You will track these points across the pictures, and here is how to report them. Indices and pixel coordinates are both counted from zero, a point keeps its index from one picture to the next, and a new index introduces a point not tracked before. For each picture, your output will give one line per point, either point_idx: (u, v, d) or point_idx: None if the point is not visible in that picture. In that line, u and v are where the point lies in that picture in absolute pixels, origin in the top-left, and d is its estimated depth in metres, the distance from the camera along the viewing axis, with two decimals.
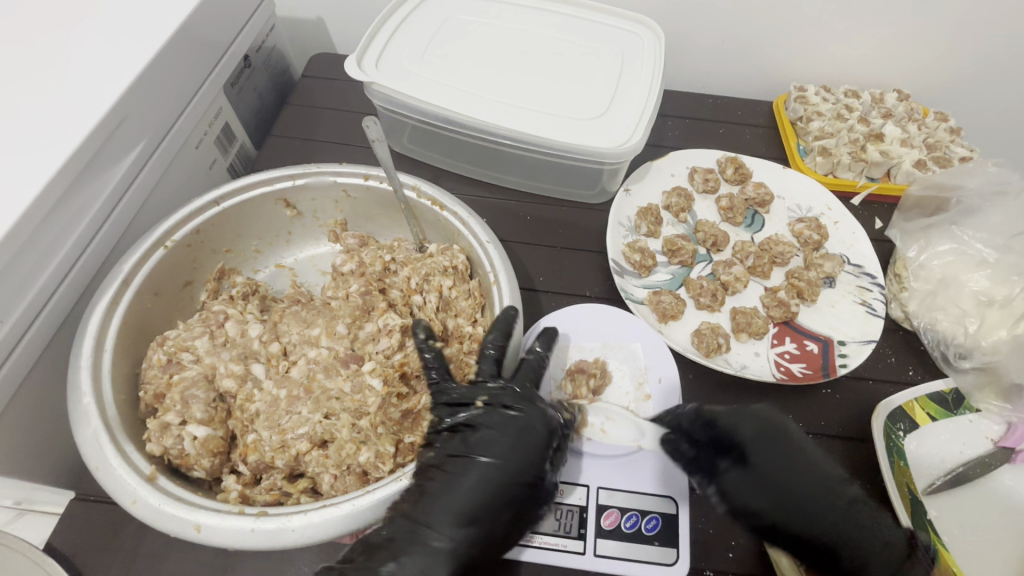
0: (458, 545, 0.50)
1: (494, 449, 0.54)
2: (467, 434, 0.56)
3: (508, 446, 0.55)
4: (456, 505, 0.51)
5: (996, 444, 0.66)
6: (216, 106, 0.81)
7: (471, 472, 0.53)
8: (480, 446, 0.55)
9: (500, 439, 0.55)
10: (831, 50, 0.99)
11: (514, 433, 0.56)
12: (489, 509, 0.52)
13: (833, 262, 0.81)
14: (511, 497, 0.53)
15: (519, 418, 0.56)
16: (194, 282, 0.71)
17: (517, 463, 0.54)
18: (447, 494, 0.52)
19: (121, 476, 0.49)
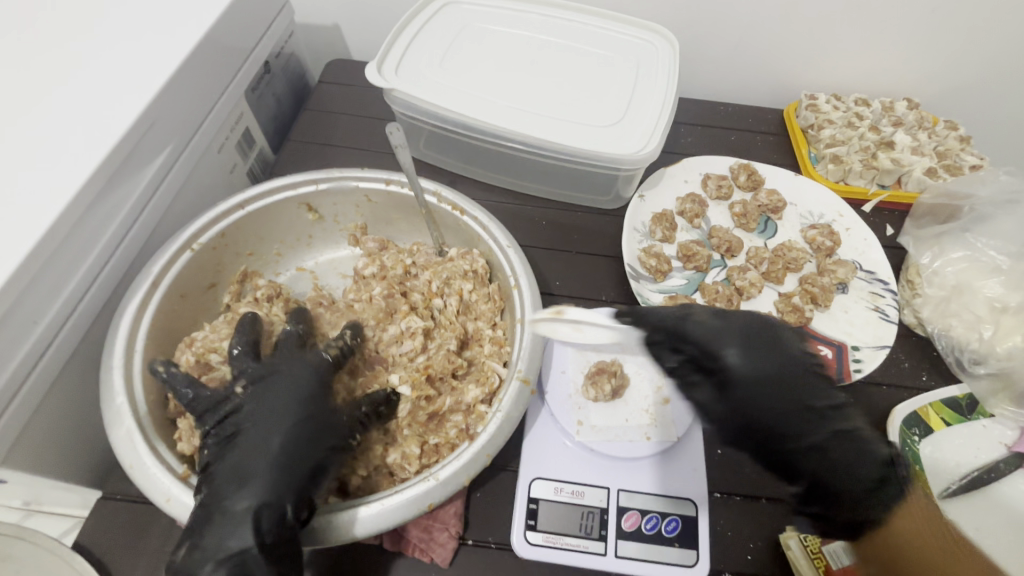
0: (272, 494, 0.48)
1: (264, 406, 0.53)
2: (238, 409, 0.54)
3: (272, 403, 0.53)
4: (243, 473, 0.49)
5: (1010, 449, 0.66)
6: (238, 112, 0.83)
7: (249, 437, 0.51)
8: (247, 414, 0.53)
9: (270, 398, 0.54)
10: (843, 59, 1.00)
11: (266, 399, 0.54)
12: (287, 459, 0.50)
13: (846, 267, 0.82)
14: (303, 445, 0.51)
15: (295, 382, 0.55)
16: (218, 284, 0.72)
17: (294, 411, 0.53)
18: (235, 463, 0.50)
19: (154, 474, 0.49)
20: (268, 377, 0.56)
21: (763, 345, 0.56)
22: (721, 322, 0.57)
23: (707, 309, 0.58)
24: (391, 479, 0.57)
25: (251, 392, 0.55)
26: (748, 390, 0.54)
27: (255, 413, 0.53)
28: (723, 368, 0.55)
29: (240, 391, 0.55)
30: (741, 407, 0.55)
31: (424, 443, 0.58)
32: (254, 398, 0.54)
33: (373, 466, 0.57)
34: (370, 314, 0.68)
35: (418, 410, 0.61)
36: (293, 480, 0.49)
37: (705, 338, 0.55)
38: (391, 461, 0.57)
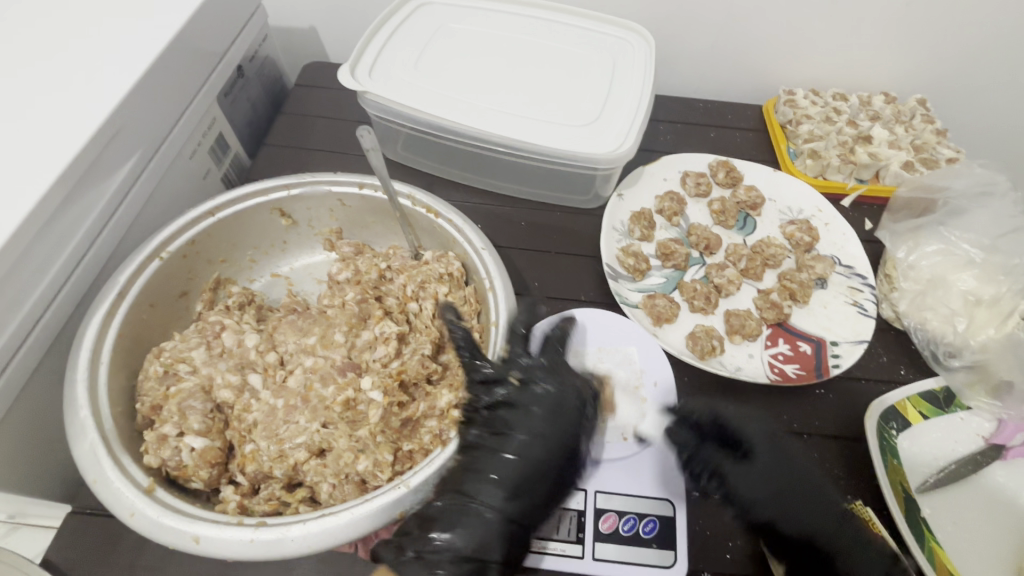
0: (517, 514, 0.52)
1: (521, 424, 0.57)
2: (507, 414, 0.57)
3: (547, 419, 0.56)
4: (499, 476, 0.53)
5: (987, 440, 0.67)
6: (210, 117, 0.81)
7: (512, 449, 0.55)
8: (518, 419, 0.57)
9: (537, 415, 0.57)
10: (818, 54, 1.00)
11: (549, 410, 0.57)
12: (536, 478, 0.54)
13: (824, 263, 0.82)
14: (561, 468, 0.55)
15: (571, 403, 0.58)
16: (190, 292, 0.71)
17: (560, 440, 0.56)
18: (493, 465, 0.54)
19: (118, 488, 0.49)
20: (542, 393, 0.58)
21: (773, 432, 0.63)
22: (750, 413, 0.65)
23: (747, 398, 0.66)
24: (362, 486, 0.54)
25: (525, 399, 0.58)
26: (763, 467, 0.60)
27: (522, 428, 0.56)
28: (745, 449, 0.62)
29: (513, 390, 0.59)
30: (758, 495, 0.59)
31: (396, 450, 0.57)
32: (526, 407, 0.57)
33: (344, 473, 0.54)
34: (343, 319, 0.64)
35: (390, 416, 0.58)
36: (537, 503, 0.54)
37: (739, 420, 0.63)
38: (362, 469, 0.54)
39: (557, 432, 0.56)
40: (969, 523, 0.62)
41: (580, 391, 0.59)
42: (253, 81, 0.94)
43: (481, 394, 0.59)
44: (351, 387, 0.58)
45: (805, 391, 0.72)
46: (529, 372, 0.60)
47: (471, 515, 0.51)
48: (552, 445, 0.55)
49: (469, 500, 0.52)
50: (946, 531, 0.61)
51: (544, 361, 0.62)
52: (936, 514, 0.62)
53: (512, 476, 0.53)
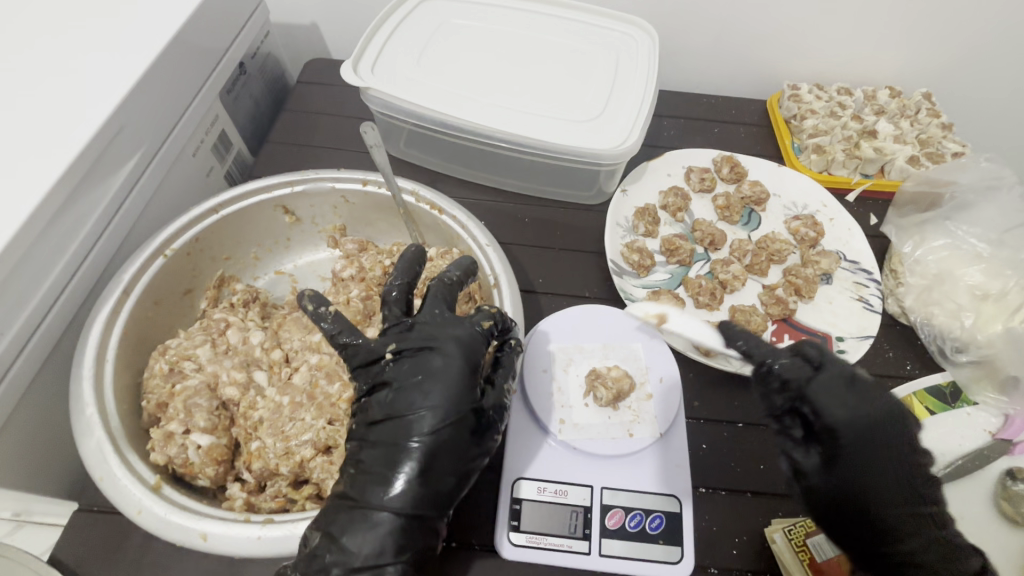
0: (420, 502, 0.48)
1: (421, 396, 0.50)
2: (382, 394, 0.52)
3: (414, 395, 0.50)
4: (396, 466, 0.48)
5: (996, 436, 0.65)
6: (212, 114, 0.81)
7: (404, 432, 0.49)
8: (402, 398, 0.51)
9: (427, 387, 0.50)
10: (823, 49, 1.00)
11: (417, 383, 0.51)
12: (437, 459, 0.49)
13: (830, 258, 0.81)
14: (447, 443, 0.49)
15: (449, 364, 0.51)
16: (194, 290, 0.71)
17: (452, 408, 0.50)
18: (386, 455, 0.49)
19: (125, 485, 0.49)
20: (421, 363, 0.52)
21: (876, 418, 0.53)
22: (847, 393, 0.53)
23: (840, 377, 0.54)
24: None
25: (399, 375, 0.52)
26: (852, 464, 0.52)
27: (411, 405, 0.50)
28: (837, 442, 0.53)
29: (393, 367, 0.52)
30: (855, 484, 0.52)
31: None
32: (411, 382, 0.51)
33: None
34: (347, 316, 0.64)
35: None
36: (437, 486, 0.48)
37: (834, 413, 0.52)
38: None
39: (446, 403, 0.50)
40: (976, 520, 0.61)
41: (471, 347, 0.53)
42: (256, 78, 0.94)
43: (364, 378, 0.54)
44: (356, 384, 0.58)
45: None
46: (402, 341, 0.53)
47: (363, 519, 0.47)
48: (444, 416, 0.49)
49: (360, 500, 0.48)
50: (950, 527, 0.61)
51: (422, 326, 0.54)
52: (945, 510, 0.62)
53: (407, 463, 0.48)
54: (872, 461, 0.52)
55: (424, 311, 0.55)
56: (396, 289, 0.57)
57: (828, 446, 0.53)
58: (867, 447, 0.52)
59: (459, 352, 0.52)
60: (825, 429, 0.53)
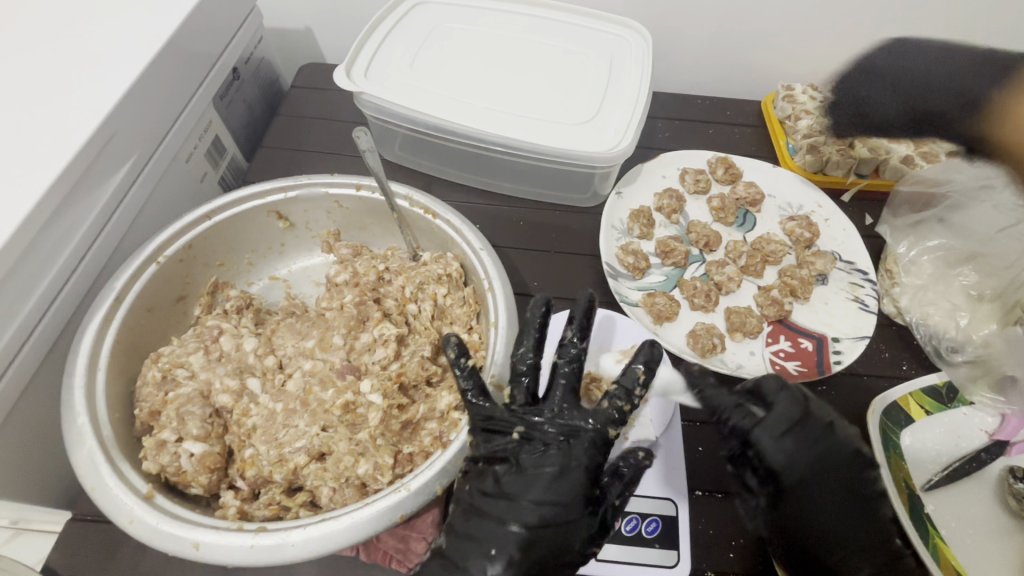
0: None
1: (532, 489, 0.52)
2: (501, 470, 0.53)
3: (545, 483, 0.52)
4: (496, 550, 0.49)
5: (991, 436, 0.67)
6: (206, 120, 0.81)
7: (511, 515, 0.51)
8: (514, 478, 0.53)
9: (540, 481, 0.52)
10: (817, 49, 1.00)
11: (547, 475, 0.52)
12: (534, 550, 0.50)
13: (825, 259, 0.81)
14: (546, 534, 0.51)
15: (572, 465, 0.53)
16: (187, 296, 0.71)
17: (561, 499, 0.52)
18: (484, 534, 0.50)
19: (117, 495, 0.48)
20: (544, 456, 0.53)
21: (816, 458, 0.53)
22: (789, 436, 0.53)
23: (787, 419, 0.53)
24: (363, 490, 0.54)
25: (526, 457, 0.53)
26: (799, 503, 0.53)
27: (526, 492, 0.52)
28: (780, 483, 0.53)
29: (556, 448, 0.53)
30: (801, 526, 0.53)
31: (396, 453, 0.56)
32: (538, 469, 0.53)
33: (344, 476, 0.53)
34: (341, 322, 0.63)
35: (390, 418, 0.58)
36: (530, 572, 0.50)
37: (773, 460, 0.53)
38: (363, 473, 0.53)
39: (557, 496, 0.52)
40: (973, 519, 0.62)
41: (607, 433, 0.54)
42: (250, 84, 0.94)
43: (480, 442, 0.54)
44: (350, 390, 0.58)
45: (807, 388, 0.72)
46: (527, 424, 0.54)
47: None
48: (557, 511, 0.51)
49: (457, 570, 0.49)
50: (949, 528, 0.61)
51: (553, 415, 0.55)
52: (941, 511, 0.62)
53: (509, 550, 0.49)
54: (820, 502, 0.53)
55: (551, 399, 0.57)
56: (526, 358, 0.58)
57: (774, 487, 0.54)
58: (810, 485, 0.53)
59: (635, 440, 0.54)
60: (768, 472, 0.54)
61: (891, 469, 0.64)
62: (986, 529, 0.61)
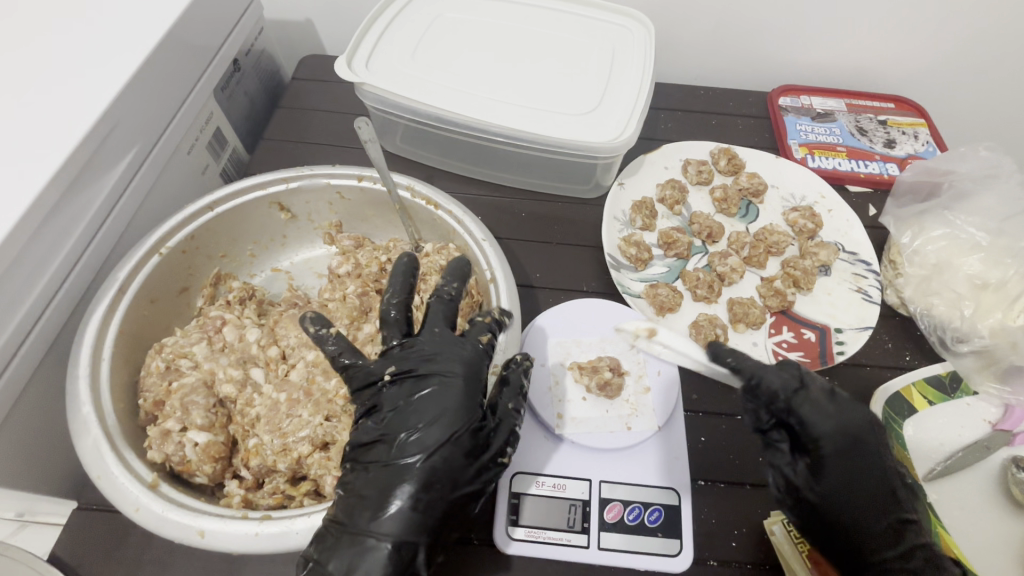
0: (412, 527, 0.47)
1: (419, 416, 0.50)
2: (403, 406, 0.52)
3: (425, 409, 0.51)
4: (396, 480, 0.48)
5: (995, 427, 0.67)
6: (207, 111, 0.81)
7: (397, 446, 0.50)
8: (403, 418, 0.51)
9: (427, 401, 0.51)
10: (822, 40, 0.99)
11: (433, 402, 0.51)
12: (431, 483, 0.48)
13: (828, 250, 0.81)
14: (448, 464, 0.49)
15: (450, 391, 0.52)
16: (191, 288, 0.71)
17: (441, 426, 0.50)
18: (381, 479, 0.48)
19: (122, 483, 0.48)
20: (419, 385, 0.52)
21: (855, 428, 0.55)
22: (828, 410, 0.55)
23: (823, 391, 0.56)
24: None
25: (408, 392, 0.52)
26: (832, 472, 0.54)
27: (411, 423, 0.50)
28: (821, 451, 0.55)
29: (426, 379, 0.52)
30: (833, 493, 0.54)
31: None
32: (402, 404, 0.52)
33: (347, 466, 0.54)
34: (343, 313, 0.65)
35: None
36: (432, 509, 0.47)
37: (817, 423, 0.54)
38: None
39: (444, 424, 0.50)
40: (977, 509, 0.62)
41: (472, 367, 0.54)
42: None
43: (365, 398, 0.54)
44: None
45: None
46: (408, 361, 0.54)
47: (357, 538, 0.46)
48: (448, 433, 0.50)
49: (348, 524, 0.47)
50: (951, 516, 0.62)
51: (419, 350, 0.54)
52: (944, 500, 0.63)
53: (412, 484, 0.48)
54: (852, 470, 0.54)
55: (425, 330, 0.56)
56: (395, 308, 0.57)
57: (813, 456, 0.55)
58: (846, 459, 0.54)
59: (459, 368, 0.53)
60: (810, 441, 0.55)
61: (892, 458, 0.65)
62: (990, 522, 0.62)
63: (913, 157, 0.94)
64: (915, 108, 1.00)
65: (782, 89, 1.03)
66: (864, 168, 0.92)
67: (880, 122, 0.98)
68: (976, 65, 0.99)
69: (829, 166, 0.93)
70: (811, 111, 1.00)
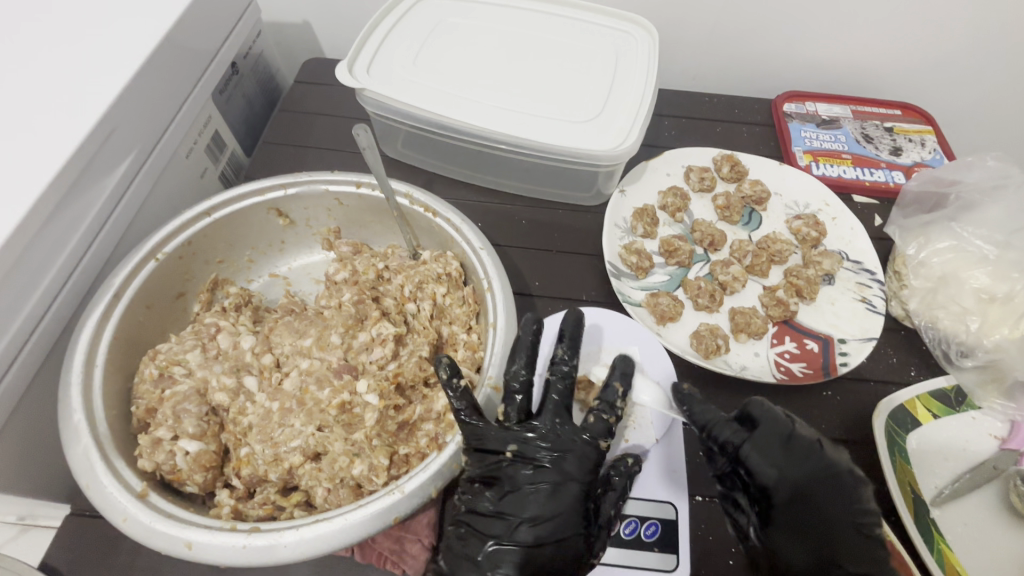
0: None
1: (530, 505, 0.54)
2: (506, 489, 0.55)
3: (549, 499, 0.54)
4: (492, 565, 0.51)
5: (1003, 445, 0.65)
6: (205, 115, 0.81)
7: (505, 527, 0.53)
8: (509, 501, 0.55)
9: (541, 496, 0.54)
10: (828, 46, 0.97)
11: (550, 492, 0.55)
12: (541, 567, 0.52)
13: (832, 259, 0.80)
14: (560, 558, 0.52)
15: (570, 485, 0.55)
16: (187, 293, 0.70)
17: (558, 519, 0.54)
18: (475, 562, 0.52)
19: (111, 493, 0.48)
20: (536, 475, 0.55)
21: (808, 476, 0.54)
22: (779, 453, 0.55)
23: (777, 434, 0.55)
24: (357, 491, 0.53)
25: (521, 477, 0.55)
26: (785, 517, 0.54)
27: (523, 510, 0.54)
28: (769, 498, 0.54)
29: (546, 468, 0.55)
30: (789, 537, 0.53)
31: (392, 454, 0.55)
32: (523, 489, 0.55)
33: (338, 477, 0.53)
34: (339, 321, 0.63)
35: (387, 419, 0.58)
36: None
37: (759, 468, 0.55)
38: (357, 474, 0.53)
39: (558, 518, 0.54)
40: (982, 529, 0.61)
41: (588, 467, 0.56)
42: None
43: (474, 461, 0.55)
44: (347, 389, 0.58)
45: (812, 392, 0.70)
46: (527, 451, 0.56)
47: None
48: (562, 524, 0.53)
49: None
50: (954, 533, 0.61)
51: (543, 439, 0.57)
52: (948, 517, 0.61)
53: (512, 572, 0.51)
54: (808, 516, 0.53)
55: (545, 422, 0.58)
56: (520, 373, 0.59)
57: (764, 504, 0.55)
58: (798, 505, 0.54)
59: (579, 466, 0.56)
60: (760, 488, 0.55)
61: (896, 473, 0.63)
62: (995, 543, 0.60)
63: (920, 165, 0.92)
64: (922, 115, 0.99)
65: (787, 95, 1.02)
66: (869, 177, 0.91)
67: (887, 129, 0.97)
68: (984, 73, 0.98)
69: (833, 174, 0.92)
70: (816, 118, 0.99)
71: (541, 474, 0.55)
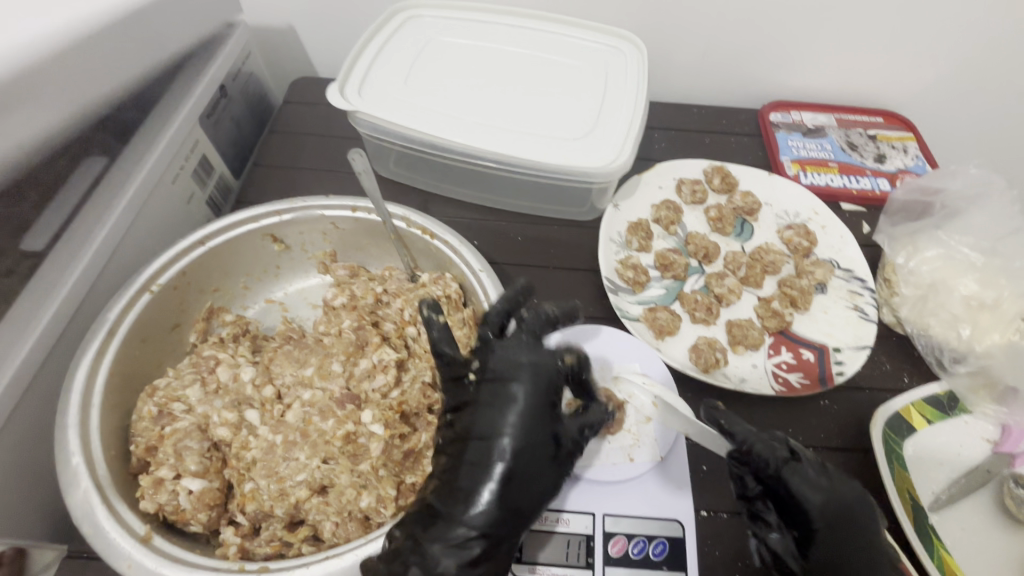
0: (496, 516, 0.50)
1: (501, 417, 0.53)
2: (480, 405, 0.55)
3: (507, 412, 0.54)
4: (482, 483, 0.51)
5: (995, 448, 0.67)
6: (192, 138, 0.80)
7: (485, 450, 0.52)
8: (485, 417, 0.54)
9: (511, 403, 0.54)
10: (815, 60, 1.00)
11: (513, 399, 0.54)
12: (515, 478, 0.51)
13: (824, 268, 0.82)
14: (527, 471, 0.52)
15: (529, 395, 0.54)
16: (182, 324, 0.69)
17: (524, 430, 0.53)
18: (461, 495, 0.51)
19: (115, 539, 0.47)
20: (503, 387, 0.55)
21: (846, 505, 0.55)
22: (822, 481, 0.56)
23: (814, 463, 0.58)
24: (365, 523, 0.53)
25: (489, 395, 0.55)
26: (823, 551, 0.54)
27: (492, 426, 0.53)
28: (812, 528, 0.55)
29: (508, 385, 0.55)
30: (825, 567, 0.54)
31: (399, 484, 0.56)
32: (492, 401, 0.54)
33: (346, 511, 0.53)
34: (340, 348, 0.63)
35: (392, 448, 0.58)
36: (513, 501, 0.51)
37: (806, 493, 0.55)
38: (365, 506, 0.53)
39: (528, 430, 0.53)
40: (981, 534, 0.62)
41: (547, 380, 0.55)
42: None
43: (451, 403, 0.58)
44: (351, 420, 0.57)
45: (810, 402, 0.71)
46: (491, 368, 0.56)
47: (450, 524, 0.49)
48: (528, 430, 0.53)
49: (449, 512, 0.50)
50: (953, 538, 0.62)
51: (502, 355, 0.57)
52: (945, 522, 0.63)
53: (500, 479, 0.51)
54: (843, 554, 0.53)
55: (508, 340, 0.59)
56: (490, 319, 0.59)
57: (803, 530, 0.55)
58: (837, 537, 0.54)
59: (542, 374, 0.55)
60: (800, 515, 0.55)
61: (896, 482, 0.64)
62: (994, 546, 0.61)
63: (904, 171, 0.94)
64: (904, 123, 1.02)
65: (773, 105, 1.04)
66: (856, 184, 0.93)
67: (870, 137, 0.99)
68: (964, 84, 1.01)
69: (820, 182, 0.94)
70: (802, 127, 1.01)
71: (497, 389, 0.55)
